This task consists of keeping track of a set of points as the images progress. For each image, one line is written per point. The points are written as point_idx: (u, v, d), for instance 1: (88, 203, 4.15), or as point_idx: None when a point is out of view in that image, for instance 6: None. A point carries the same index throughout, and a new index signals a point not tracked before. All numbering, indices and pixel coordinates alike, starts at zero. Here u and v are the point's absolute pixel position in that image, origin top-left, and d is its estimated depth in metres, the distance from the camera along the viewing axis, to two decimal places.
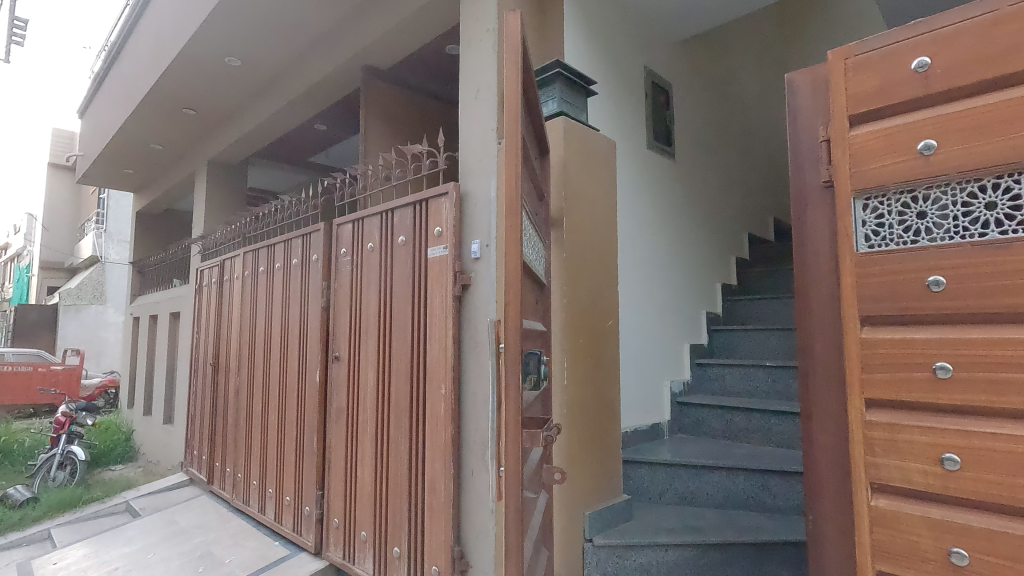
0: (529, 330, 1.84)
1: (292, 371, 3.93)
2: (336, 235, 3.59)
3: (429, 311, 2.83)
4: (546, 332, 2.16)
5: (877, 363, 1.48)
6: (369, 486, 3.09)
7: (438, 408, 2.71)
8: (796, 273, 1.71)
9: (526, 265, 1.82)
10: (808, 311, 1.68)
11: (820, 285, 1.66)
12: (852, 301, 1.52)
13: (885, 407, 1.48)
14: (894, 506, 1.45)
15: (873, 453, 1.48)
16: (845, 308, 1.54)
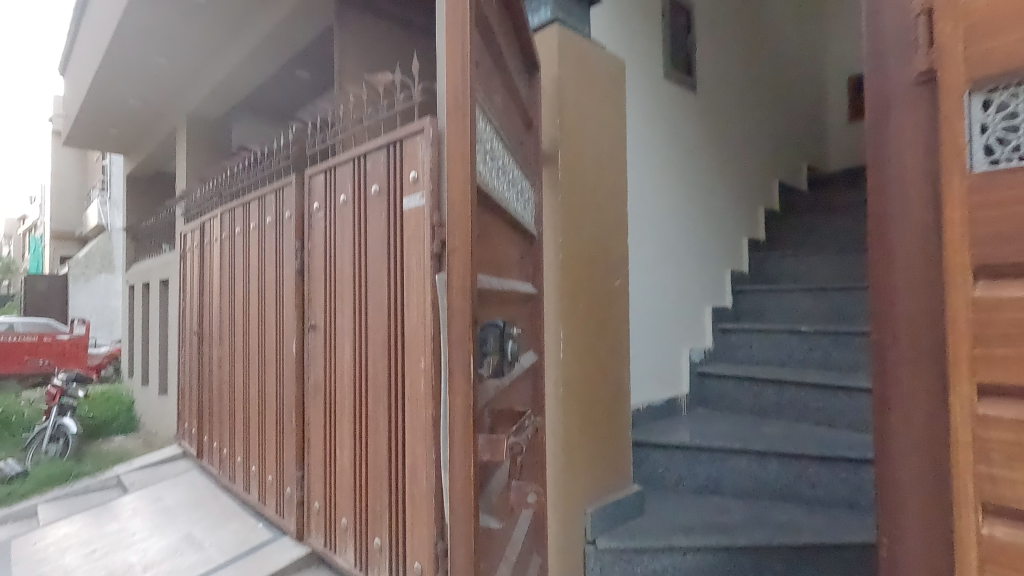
0: (510, 290, 1.44)
1: (270, 341, 3.58)
2: (309, 188, 3.18)
3: (406, 272, 2.42)
4: (536, 294, 1.75)
5: (996, 334, 1.08)
6: (349, 470, 2.77)
7: (418, 385, 2.33)
8: (874, 209, 1.28)
9: (505, 208, 1.40)
10: (890, 263, 1.26)
11: (909, 227, 1.23)
12: (961, 250, 1.11)
13: (1006, 396, 1.09)
14: (1017, 534, 1.06)
15: (987, 460, 1.09)
16: (952, 259, 1.13)
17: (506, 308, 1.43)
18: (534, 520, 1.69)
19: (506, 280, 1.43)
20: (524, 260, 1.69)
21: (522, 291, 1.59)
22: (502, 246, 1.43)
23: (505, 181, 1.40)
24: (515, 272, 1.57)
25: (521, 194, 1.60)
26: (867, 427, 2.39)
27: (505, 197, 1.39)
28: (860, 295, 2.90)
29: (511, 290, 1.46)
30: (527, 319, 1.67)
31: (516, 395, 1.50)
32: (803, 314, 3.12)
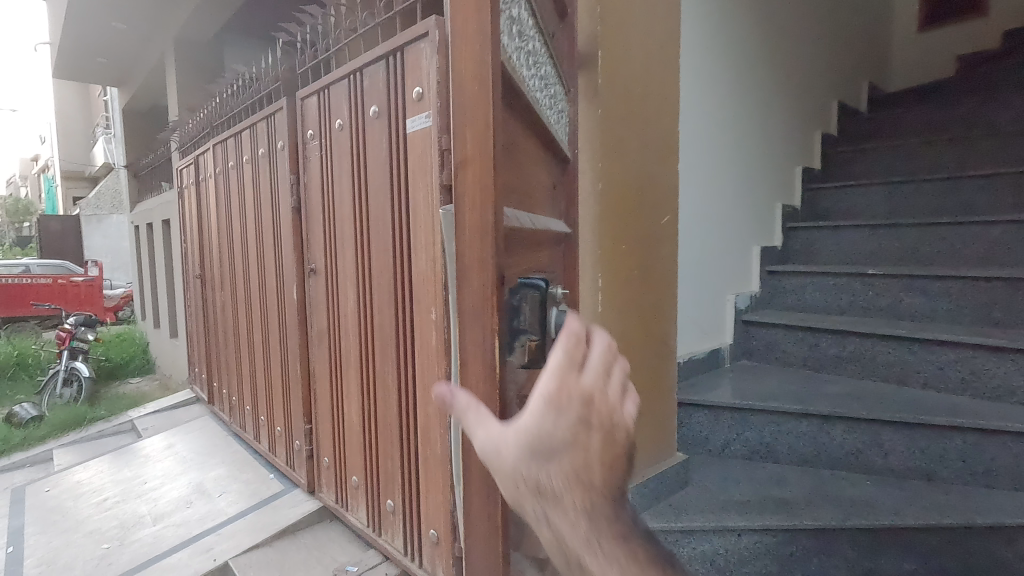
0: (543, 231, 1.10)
1: (271, 285, 3.31)
2: (301, 113, 2.78)
3: (412, 210, 2.08)
4: (571, 234, 1.42)
5: None
6: (357, 426, 2.55)
7: (429, 338, 2.05)
8: None
9: (535, 116, 1.03)
10: None
11: None
12: None
13: None
14: None
15: None
16: None
17: (537, 254, 1.10)
18: None
19: (536, 217, 1.10)
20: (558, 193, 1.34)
21: (555, 232, 1.24)
22: (532, 172, 1.09)
23: (535, 80, 1.04)
24: (548, 208, 1.23)
25: (553, 105, 1.24)
26: (948, 386, 2.07)
27: (536, 101, 1.05)
28: (938, 233, 2.50)
29: (543, 232, 1.12)
30: (561, 265, 1.34)
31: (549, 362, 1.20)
32: (865, 254, 2.74)
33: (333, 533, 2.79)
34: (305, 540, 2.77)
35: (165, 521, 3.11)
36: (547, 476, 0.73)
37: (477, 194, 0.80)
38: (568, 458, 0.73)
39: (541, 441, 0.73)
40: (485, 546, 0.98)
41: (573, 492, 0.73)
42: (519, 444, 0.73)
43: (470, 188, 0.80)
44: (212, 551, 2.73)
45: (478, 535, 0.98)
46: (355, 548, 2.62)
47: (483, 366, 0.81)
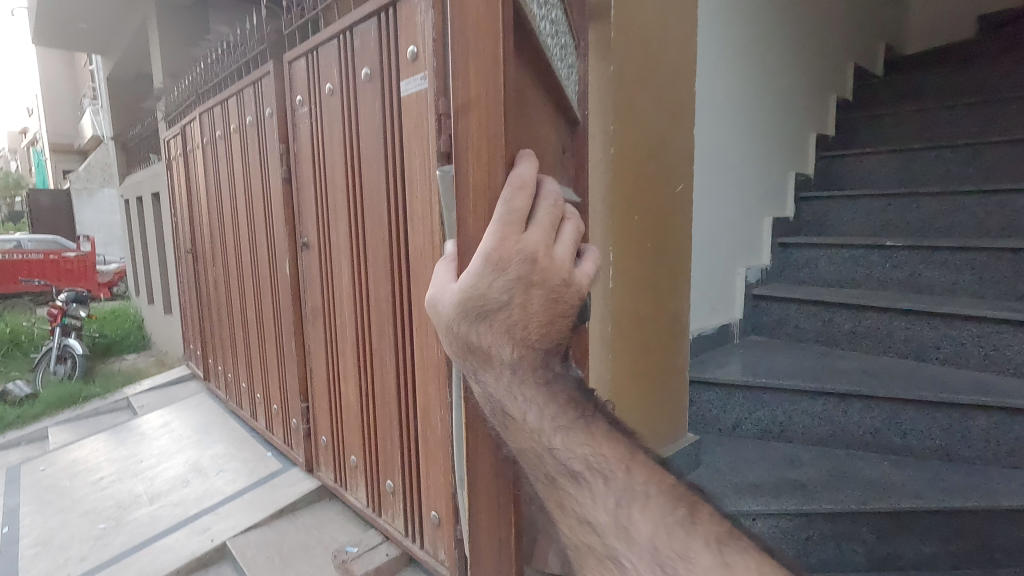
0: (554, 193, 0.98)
1: (263, 260, 3.19)
2: (289, 78, 2.62)
3: (408, 180, 1.95)
4: (581, 204, 1.30)
5: None
6: (355, 405, 2.47)
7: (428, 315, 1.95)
8: None
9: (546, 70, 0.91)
10: None
11: None
12: None
13: None
14: None
15: None
16: None
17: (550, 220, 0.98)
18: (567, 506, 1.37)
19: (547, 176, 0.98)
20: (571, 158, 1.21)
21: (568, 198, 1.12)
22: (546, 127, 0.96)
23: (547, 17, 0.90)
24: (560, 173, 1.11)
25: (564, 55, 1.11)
26: (970, 362, 1.99)
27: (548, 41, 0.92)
28: (960, 203, 2.39)
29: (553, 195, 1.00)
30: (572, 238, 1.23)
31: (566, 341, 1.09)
32: (881, 225, 2.63)
33: (332, 512, 2.74)
34: (304, 519, 2.72)
35: (161, 501, 3.07)
36: (478, 332, 0.77)
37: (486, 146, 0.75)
38: (498, 317, 0.76)
39: (478, 298, 0.75)
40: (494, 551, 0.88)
41: (505, 348, 0.78)
42: (451, 298, 0.78)
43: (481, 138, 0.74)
44: (210, 532, 2.69)
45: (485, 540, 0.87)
46: (355, 528, 2.57)
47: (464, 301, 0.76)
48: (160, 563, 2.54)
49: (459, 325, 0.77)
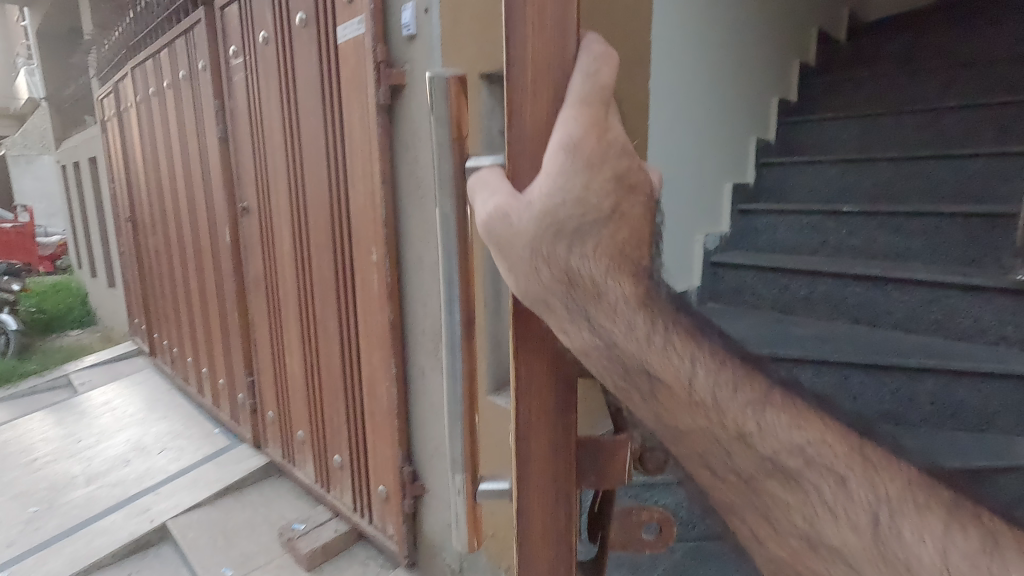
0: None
1: (203, 227, 2.99)
2: (222, 28, 2.41)
3: (347, 135, 1.81)
4: None
5: None
6: (300, 378, 2.35)
7: (371, 281, 1.83)
8: None
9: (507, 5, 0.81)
10: None
11: None
12: None
13: None
14: None
15: None
16: None
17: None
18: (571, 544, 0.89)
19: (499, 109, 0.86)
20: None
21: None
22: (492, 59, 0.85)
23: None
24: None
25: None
26: (919, 327, 2.00)
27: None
28: (915, 168, 2.37)
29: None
30: None
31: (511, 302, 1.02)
32: (837, 192, 2.62)
33: (281, 489, 2.64)
34: (251, 497, 2.62)
35: (99, 482, 2.91)
36: (580, 255, 0.57)
37: (538, 39, 0.58)
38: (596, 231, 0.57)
39: (570, 210, 0.56)
40: (545, 509, 0.67)
41: (608, 275, 0.58)
42: (534, 213, 0.56)
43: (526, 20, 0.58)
44: (150, 512, 2.56)
45: (535, 493, 0.67)
46: (304, 504, 2.49)
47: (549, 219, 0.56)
48: (95, 546, 2.40)
49: (548, 242, 0.56)
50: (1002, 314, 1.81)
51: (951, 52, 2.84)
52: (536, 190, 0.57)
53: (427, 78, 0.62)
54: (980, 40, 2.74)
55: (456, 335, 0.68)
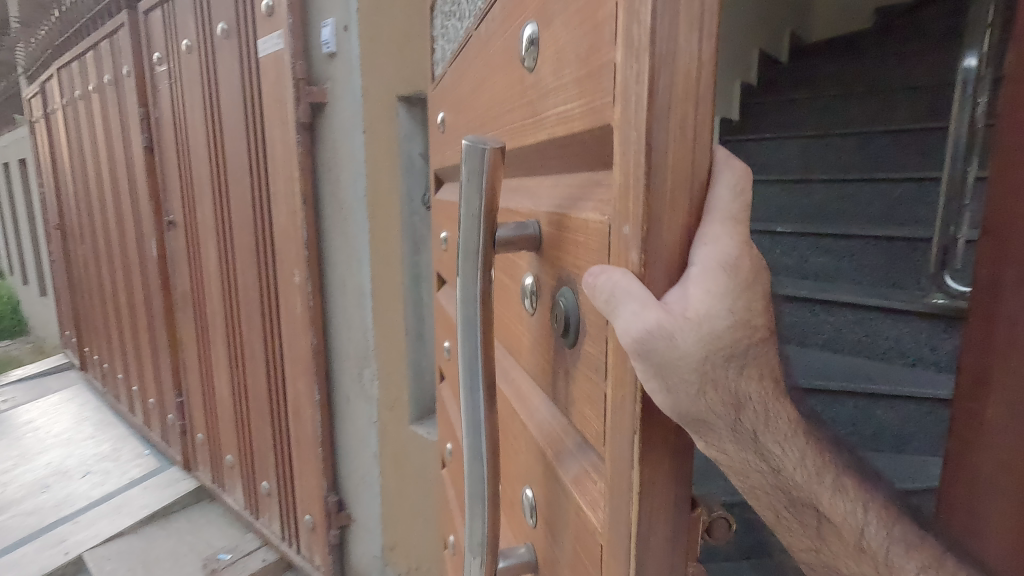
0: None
1: (131, 239, 2.84)
2: (146, 33, 2.29)
3: (269, 151, 1.73)
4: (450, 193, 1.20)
5: None
6: (228, 401, 2.25)
7: (295, 304, 1.76)
8: None
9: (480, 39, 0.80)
10: None
11: None
12: None
13: None
14: None
15: None
16: None
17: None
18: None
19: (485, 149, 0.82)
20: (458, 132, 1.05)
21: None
22: (482, 99, 0.82)
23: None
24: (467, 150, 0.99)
25: (468, 7, 0.95)
26: (845, 347, 2.05)
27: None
28: (844, 190, 2.45)
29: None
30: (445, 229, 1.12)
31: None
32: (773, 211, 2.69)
33: (211, 515, 2.52)
34: (178, 524, 2.50)
35: (12, 511, 2.71)
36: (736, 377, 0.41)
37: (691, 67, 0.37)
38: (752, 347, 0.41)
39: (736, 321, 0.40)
40: None
41: (764, 396, 0.43)
42: (697, 331, 0.38)
43: (684, 55, 0.37)
44: (65, 544, 2.40)
45: None
46: (233, 532, 2.38)
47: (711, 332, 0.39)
48: None
49: (718, 366, 0.40)
50: (918, 336, 1.88)
51: (885, 80, 2.76)
52: (696, 299, 0.38)
53: (464, 147, 0.53)
54: (920, 70, 2.65)
55: (481, 404, 0.58)
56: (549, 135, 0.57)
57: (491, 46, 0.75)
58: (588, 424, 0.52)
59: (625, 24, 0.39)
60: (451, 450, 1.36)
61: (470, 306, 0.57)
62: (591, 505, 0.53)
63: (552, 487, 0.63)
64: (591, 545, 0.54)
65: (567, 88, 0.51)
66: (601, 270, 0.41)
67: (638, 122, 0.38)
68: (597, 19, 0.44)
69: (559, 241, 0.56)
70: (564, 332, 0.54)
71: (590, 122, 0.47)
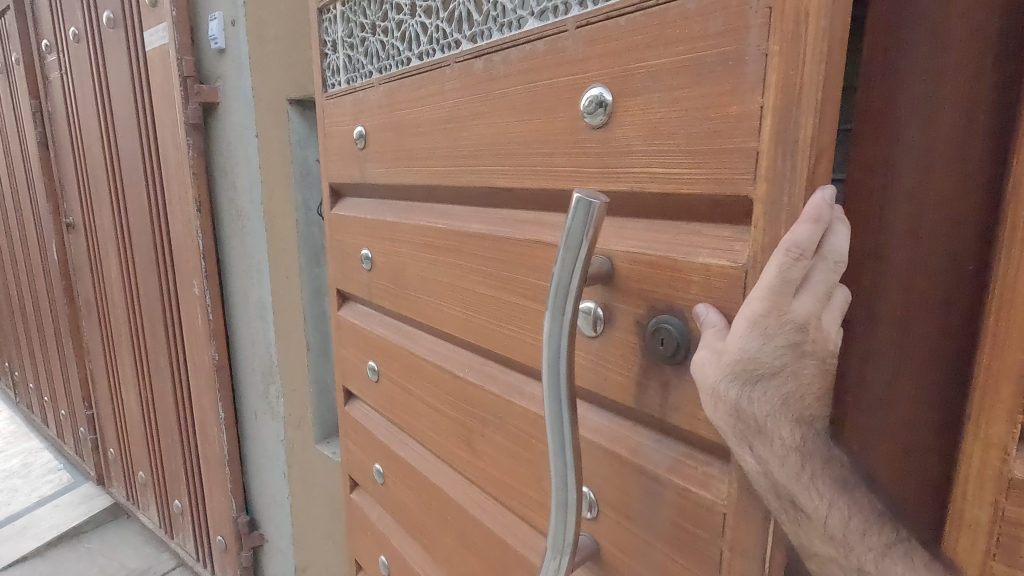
0: (490, 208, 0.85)
1: (31, 241, 2.63)
2: (34, 18, 2.10)
3: (163, 155, 1.60)
4: (362, 200, 1.13)
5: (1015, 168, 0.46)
6: (137, 415, 2.12)
7: (195, 317, 1.65)
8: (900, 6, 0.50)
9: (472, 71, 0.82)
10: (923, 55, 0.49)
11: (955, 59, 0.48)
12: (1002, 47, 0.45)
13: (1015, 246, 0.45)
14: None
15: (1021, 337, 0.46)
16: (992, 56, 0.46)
17: (472, 243, 0.85)
18: None
19: (481, 180, 0.82)
20: (395, 152, 0.98)
21: (438, 202, 0.94)
22: (478, 132, 0.81)
23: (523, 11, 0.73)
24: (421, 174, 0.94)
25: (435, 36, 0.88)
26: None
27: (510, 40, 0.74)
28: None
29: (487, 208, 0.85)
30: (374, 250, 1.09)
31: (450, 364, 0.96)
32: None
33: (126, 534, 2.38)
34: (89, 545, 2.35)
35: None
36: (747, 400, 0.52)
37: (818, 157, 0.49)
38: (784, 383, 0.51)
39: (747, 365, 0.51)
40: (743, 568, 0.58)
41: (785, 424, 0.51)
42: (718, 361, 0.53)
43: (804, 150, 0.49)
44: None
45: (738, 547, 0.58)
46: (149, 551, 2.25)
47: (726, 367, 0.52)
48: None
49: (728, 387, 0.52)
50: None
51: None
52: (729, 344, 0.52)
53: (572, 198, 0.55)
54: None
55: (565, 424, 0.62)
56: (626, 186, 0.63)
57: (505, 90, 0.76)
58: (696, 427, 0.60)
59: (775, 127, 0.50)
60: (380, 470, 1.22)
61: (553, 342, 0.59)
62: (697, 488, 0.61)
63: (626, 481, 0.68)
64: (692, 520, 0.62)
65: (669, 154, 0.58)
66: (705, 311, 0.55)
67: (793, 200, 0.50)
68: (729, 110, 0.53)
69: (649, 279, 0.62)
70: (665, 353, 0.60)
71: (713, 187, 0.55)
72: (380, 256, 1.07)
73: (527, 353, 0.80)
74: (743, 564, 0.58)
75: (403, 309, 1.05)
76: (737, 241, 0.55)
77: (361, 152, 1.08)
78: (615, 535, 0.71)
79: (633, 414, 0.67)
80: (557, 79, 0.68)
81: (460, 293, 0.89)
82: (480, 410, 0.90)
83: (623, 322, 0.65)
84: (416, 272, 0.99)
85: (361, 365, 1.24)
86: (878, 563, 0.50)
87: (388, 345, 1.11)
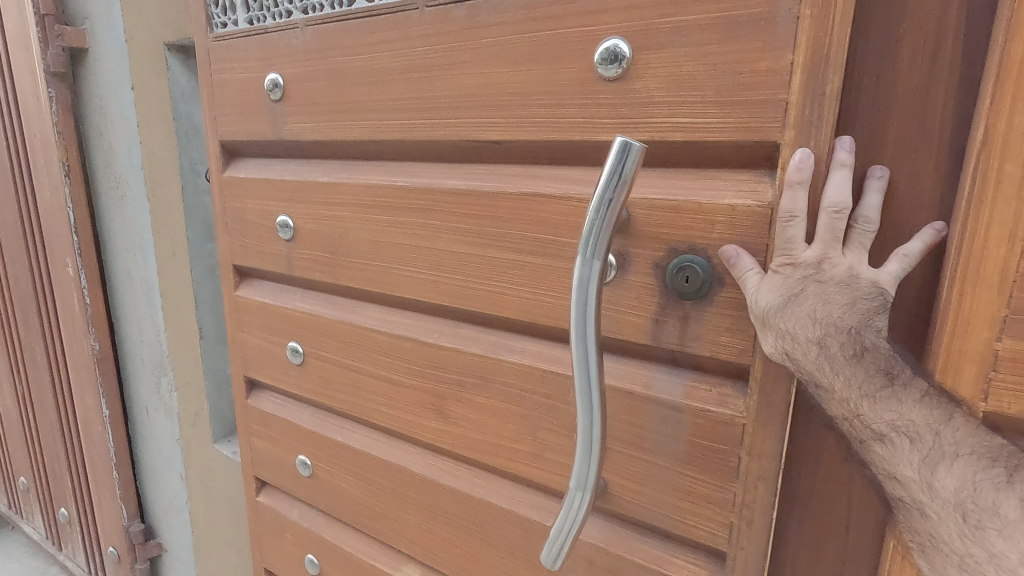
0: (465, 163, 0.72)
1: None
2: None
3: (22, 112, 1.34)
4: (261, 157, 0.94)
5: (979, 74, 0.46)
6: (15, 415, 1.85)
7: (65, 300, 1.41)
8: None
9: (439, 17, 0.68)
10: None
11: None
12: None
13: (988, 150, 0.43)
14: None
15: (991, 244, 0.44)
16: None
17: (446, 200, 0.72)
18: (657, 558, 0.65)
19: (458, 134, 0.69)
20: (329, 108, 0.80)
21: (390, 159, 0.79)
22: (450, 84, 0.69)
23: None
24: (369, 130, 0.78)
25: None
26: None
27: None
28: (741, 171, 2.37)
29: (459, 162, 0.72)
30: (284, 214, 0.90)
31: (382, 346, 0.84)
32: None
33: (8, 548, 2.11)
34: None
35: None
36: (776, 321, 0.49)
37: (831, 110, 0.48)
38: (804, 302, 0.49)
39: (776, 293, 0.49)
40: (759, 466, 0.56)
41: (808, 326, 0.49)
42: (755, 293, 0.50)
43: (827, 98, 0.48)
44: None
45: (756, 449, 0.56)
46: (35, 566, 2.01)
47: (763, 299, 0.50)
48: None
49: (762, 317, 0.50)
50: None
51: None
52: (758, 284, 0.50)
53: (615, 143, 0.50)
54: None
55: (592, 383, 0.56)
56: (645, 137, 0.57)
57: (497, 40, 0.64)
58: (719, 354, 0.57)
59: (803, 80, 0.48)
60: (306, 461, 1.00)
61: (581, 289, 0.54)
62: (715, 408, 0.58)
63: (630, 430, 0.64)
64: (709, 438, 0.59)
65: (696, 107, 0.53)
66: (736, 252, 0.52)
67: (818, 146, 0.49)
68: (759, 66, 0.50)
69: (670, 223, 0.56)
70: (689, 292, 0.56)
71: (742, 135, 0.52)
72: (305, 222, 0.88)
73: (519, 308, 0.69)
74: (761, 466, 0.56)
75: (327, 286, 0.90)
76: (761, 181, 0.53)
77: (275, 105, 0.86)
78: (617, 470, 0.66)
79: (641, 350, 0.62)
80: (561, 30, 0.59)
81: (430, 253, 0.76)
82: (437, 395, 0.80)
83: (640, 267, 0.59)
84: (364, 236, 0.82)
85: (276, 350, 1.00)
86: (871, 410, 0.48)
87: (318, 322, 0.91)
